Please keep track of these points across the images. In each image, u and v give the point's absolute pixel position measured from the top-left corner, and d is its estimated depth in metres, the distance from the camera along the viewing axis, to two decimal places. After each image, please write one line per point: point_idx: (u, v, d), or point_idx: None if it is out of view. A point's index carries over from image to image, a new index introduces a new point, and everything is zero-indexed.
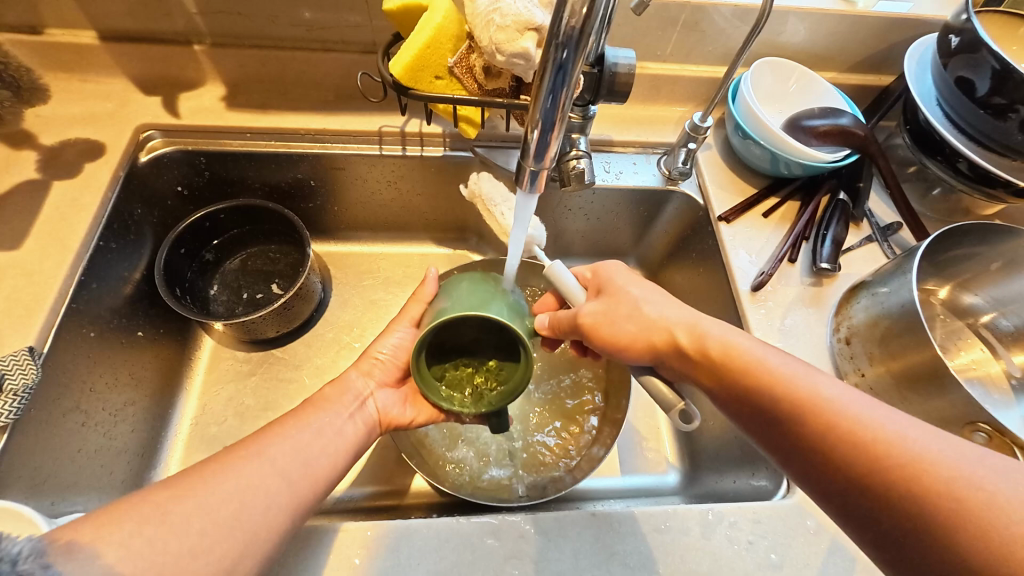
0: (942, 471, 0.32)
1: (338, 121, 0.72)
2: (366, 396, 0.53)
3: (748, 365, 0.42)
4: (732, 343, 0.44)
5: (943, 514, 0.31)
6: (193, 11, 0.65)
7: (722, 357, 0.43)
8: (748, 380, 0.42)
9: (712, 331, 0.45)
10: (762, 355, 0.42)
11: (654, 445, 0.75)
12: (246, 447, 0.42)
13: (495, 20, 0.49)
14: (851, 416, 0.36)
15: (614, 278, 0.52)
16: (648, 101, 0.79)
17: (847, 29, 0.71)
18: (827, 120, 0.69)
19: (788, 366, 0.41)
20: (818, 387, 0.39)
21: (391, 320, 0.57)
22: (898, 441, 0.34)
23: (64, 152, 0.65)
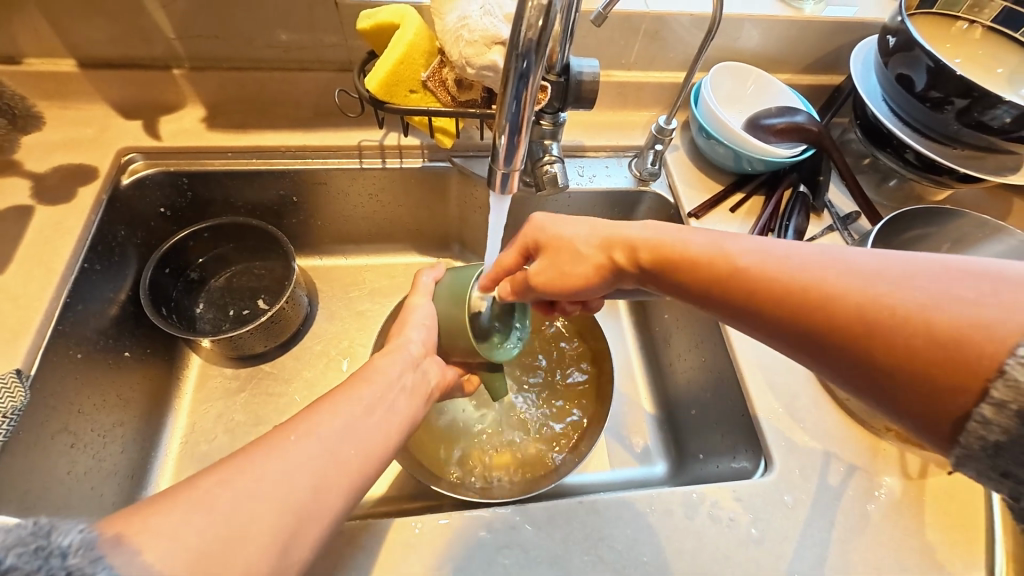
0: (881, 296, 0.32)
1: (318, 137, 0.73)
2: (421, 359, 0.53)
3: (689, 249, 0.42)
4: (663, 241, 0.44)
5: (905, 326, 0.31)
6: (171, 37, 0.66)
7: (659, 253, 0.44)
8: (684, 269, 0.42)
9: (641, 232, 0.46)
10: (684, 237, 0.43)
11: (640, 437, 0.77)
12: (293, 430, 0.39)
13: (464, 35, 0.52)
14: (795, 262, 0.36)
15: (545, 228, 0.52)
16: (616, 108, 0.83)
17: (796, 33, 0.76)
18: (784, 119, 0.73)
19: (708, 241, 0.42)
20: (752, 246, 0.39)
21: (408, 304, 0.58)
22: (846, 268, 0.34)
23: (45, 177, 0.66)
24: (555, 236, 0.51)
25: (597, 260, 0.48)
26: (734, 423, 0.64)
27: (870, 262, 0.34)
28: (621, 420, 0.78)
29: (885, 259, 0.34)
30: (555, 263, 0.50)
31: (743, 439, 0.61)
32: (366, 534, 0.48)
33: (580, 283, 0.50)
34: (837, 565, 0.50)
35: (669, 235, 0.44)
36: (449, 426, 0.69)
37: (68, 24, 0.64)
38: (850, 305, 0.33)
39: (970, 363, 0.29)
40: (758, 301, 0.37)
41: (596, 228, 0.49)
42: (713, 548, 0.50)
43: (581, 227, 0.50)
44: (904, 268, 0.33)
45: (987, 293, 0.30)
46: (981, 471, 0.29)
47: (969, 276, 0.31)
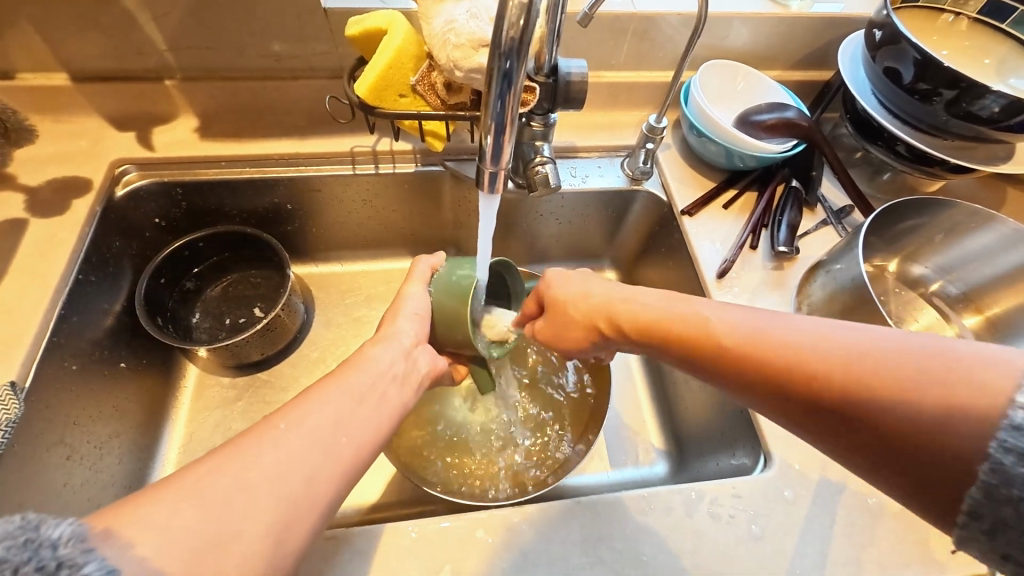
0: (863, 374, 0.32)
1: (311, 144, 0.74)
2: (413, 349, 0.53)
3: (678, 320, 0.43)
4: (648, 308, 0.46)
5: (889, 407, 0.30)
6: (163, 48, 0.67)
7: (648, 320, 0.45)
8: (672, 334, 0.43)
9: (625, 300, 0.48)
10: (669, 308, 0.45)
11: (640, 436, 0.76)
12: (282, 418, 0.39)
13: (451, 39, 0.52)
14: (782, 340, 0.37)
15: (550, 287, 0.53)
16: (608, 109, 0.83)
17: (784, 30, 0.77)
18: (774, 114, 0.74)
19: (691, 309, 0.43)
20: (733, 316, 0.40)
21: (403, 286, 0.58)
22: (830, 349, 0.34)
23: (39, 190, 0.66)
24: (558, 295, 0.52)
25: (585, 321, 0.50)
26: (731, 419, 0.63)
27: (850, 342, 0.34)
28: (621, 419, 0.78)
29: (866, 334, 0.34)
30: (558, 321, 0.52)
31: (741, 432, 0.61)
32: (363, 539, 0.47)
33: (576, 342, 0.52)
34: (838, 560, 0.50)
35: (655, 303, 0.46)
36: (447, 429, 0.69)
37: (60, 37, 0.64)
38: (833, 389, 0.33)
39: (961, 441, 0.28)
40: (749, 377, 0.37)
41: (589, 289, 0.51)
42: (714, 543, 0.50)
43: (573, 285, 0.52)
44: (889, 346, 0.32)
45: (964, 374, 0.29)
46: (984, 551, 0.28)
47: (945, 356, 0.30)
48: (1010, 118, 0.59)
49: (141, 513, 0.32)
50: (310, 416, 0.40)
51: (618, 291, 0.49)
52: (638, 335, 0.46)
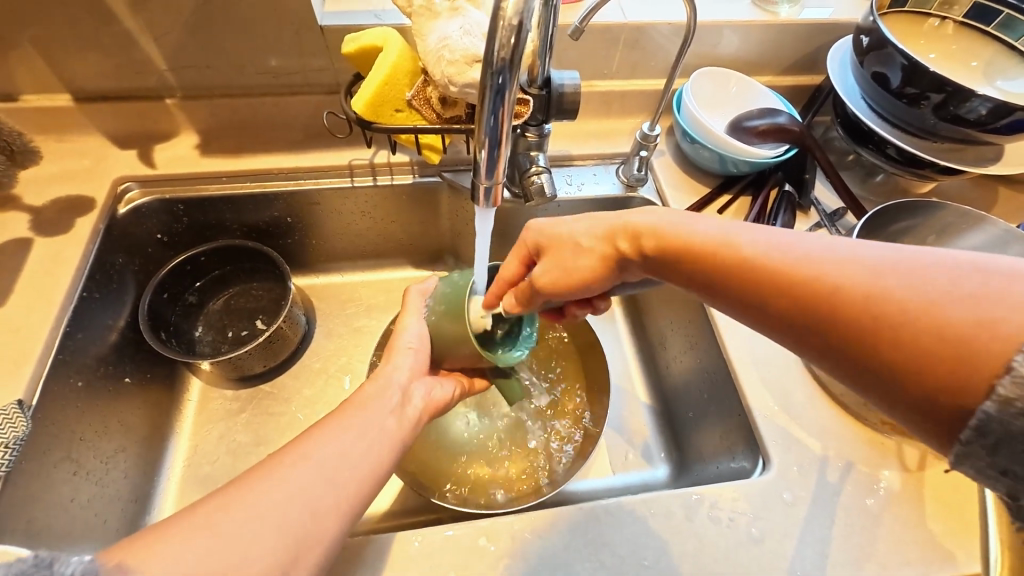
0: (890, 290, 0.30)
1: (309, 158, 0.75)
2: (409, 384, 0.53)
3: (692, 237, 0.41)
4: (668, 229, 0.43)
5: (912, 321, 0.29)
6: (163, 68, 0.68)
7: (667, 239, 0.42)
8: (691, 254, 0.41)
9: (643, 220, 0.45)
10: (685, 225, 0.42)
11: (641, 441, 0.77)
12: (290, 453, 0.40)
13: (445, 55, 0.53)
14: (798, 256, 0.35)
15: (546, 232, 0.51)
16: (602, 117, 0.84)
17: (774, 37, 0.78)
18: (766, 120, 0.75)
19: (709, 226, 0.41)
20: (760, 238, 0.38)
21: (400, 318, 0.58)
22: (857, 267, 0.32)
23: (43, 210, 0.67)
24: (558, 233, 0.50)
25: (597, 253, 0.47)
26: (730, 424, 0.64)
27: (877, 259, 0.32)
28: (621, 424, 0.78)
29: (898, 251, 0.32)
30: (566, 257, 0.49)
31: (740, 438, 0.62)
32: (366, 549, 0.48)
33: (589, 279, 0.49)
34: (838, 561, 0.50)
35: (676, 222, 0.43)
36: (449, 437, 0.69)
37: (63, 61, 0.66)
38: (859, 305, 0.31)
39: (981, 358, 0.27)
40: (759, 291, 0.36)
41: (603, 219, 0.47)
42: (716, 549, 0.50)
43: (588, 220, 0.49)
44: (913, 266, 0.31)
45: (996, 289, 0.28)
46: (979, 470, 0.28)
47: (981, 272, 0.29)
48: (997, 120, 0.60)
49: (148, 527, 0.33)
50: (316, 449, 0.41)
51: (633, 216, 0.46)
52: (661, 257, 0.43)
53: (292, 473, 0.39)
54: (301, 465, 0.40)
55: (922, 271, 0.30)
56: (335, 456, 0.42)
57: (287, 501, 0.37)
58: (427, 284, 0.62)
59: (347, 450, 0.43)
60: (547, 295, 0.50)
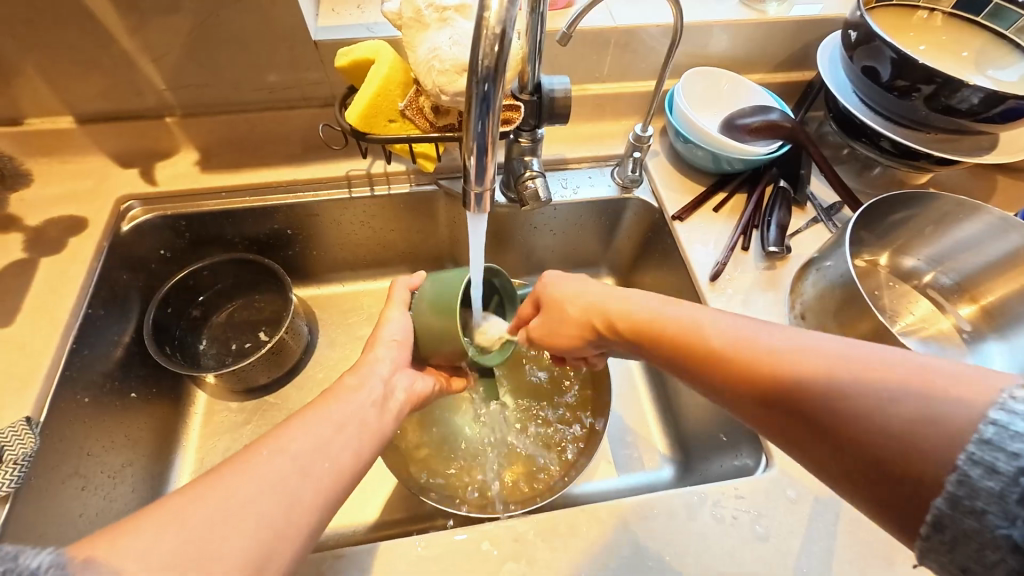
0: (845, 375, 0.32)
1: (306, 171, 0.76)
2: (393, 374, 0.54)
3: (668, 320, 0.44)
4: (643, 309, 0.47)
5: (868, 419, 0.30)
6: (162, 88, 0.70)
7: (645, 324, 0.46)
8: (665, 337, 0.44)
9: (624, 302, 0.48)
10: (664, 310, 0.46)
11: (645, 443, 0.76)
12: (264, 444, 0.41)
13: (436, 65, 0.54)
14: (764, 345, 0.37)
15: (547, 285, 0.54)
16: (596, 120, 0.85)
17: (763, 35, 0.78)
18: (758, 117, 0.75)
19: (681, 313, 0.44)
20: (728, 325, 0.41)
21: (384, 310, 0.58)
22: (808, 356, 0.35)
23: (49, 230, 0.68)
24: (554, 293, 0.53)
25: (582, 320, 0.51)
26: (733, 422, 0.64)
27: (828, 351, 0.34)
28: (624, 427, 0.78)
29: (847, 344, 0.34)
30: (553, 318, 0.53)
31: (743, 437, 0.61)
32: (370, 555, 0.48)
33: (570, 342, 0.53)
34: (845, 558, 0.50)
35: (648, 307, 0.47)
36: (451, 443, 0.70)
37: (66, 85, 0.67)
38: (812, 396, 0.33)
39: (933, 453, 0.28)
40: (733, 374, 0.38)
41: (588, 295, 0.51)
42: (718, 548, 0.50)
43: (574, 285, 0.53)
44: (863, 356, 0.33)
45: (939, 388, 0.29)
46: (942, 566, 0.28)
47: (930, 368, 0.30)
48: (989, 109, 0.60)
49: (153, 536, 0.33)
50: (289, 435, 0.42)
51: (616, 295, 0.49)
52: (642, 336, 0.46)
53: (264, 464, 0.39)
54: (273, 457, 0.40)
55: (869, 363, 0.32)
56: (308, 448, 0.42)
57: (261, 496, 0.38)
58: (413, 277, 0.62)
59: (336, 447, 0.43)
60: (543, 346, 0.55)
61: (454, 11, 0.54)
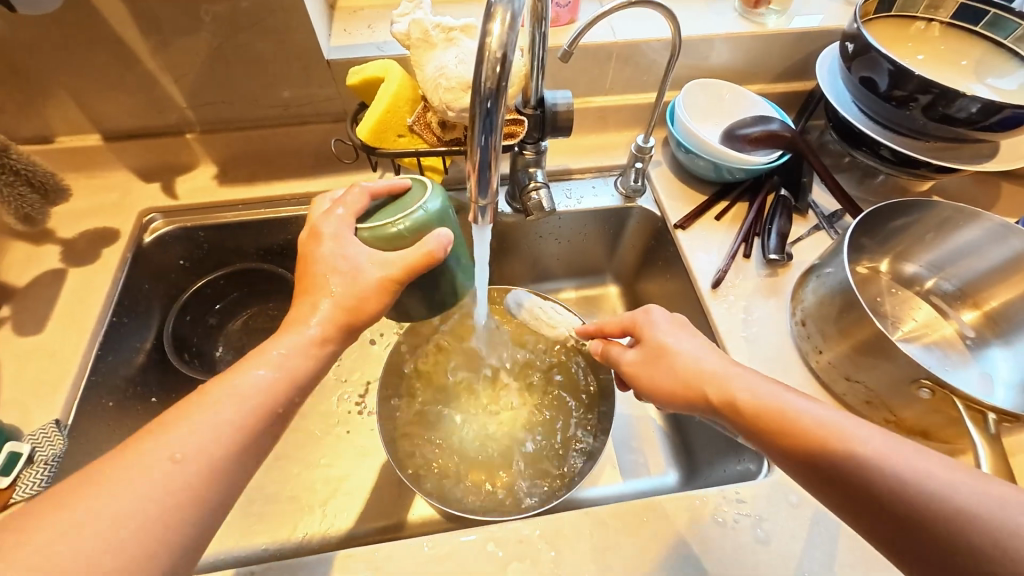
0: (981, 525, 0.33)
1: (320, 184, 0.79)
2: (325, 339, 0.48)
3: (780, 415, 0.44)
4: (760, 392, 0.46)
5: (960, 546, 0.33)
6: (184, 106, 0.73)
7: (756, 410, 0.45)
8: (776, 428, 0.44)
9: (737, 381, 0.47)
10: (784, 399, 0.45)
11: (650, 449, 0.77)
12: (176, 449, 0.38)
13: (442, 83, 0.56)
14: (893, 466, 0.37)
15: (650, 329, 0.54)
16: (599, 131, 0.87)
17: (763, 47, 0.80)
18: (759, 127, 0.76)
19: (800, 406, 0.44)
20: (849, 430, 0.41)
21: (360, 263, 0.48)
22: (942, 493, 0.35)
23: (77, 241, 0.72)
24: (659, 351, 0.53)
25: (681, 387, 0.50)
26: None
27: (963, 494, 0.35)
28: (630, 433, 0.79)
29: (979, 488, 0.35)
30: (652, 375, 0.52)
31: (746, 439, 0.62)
32: (379, 555, 0.50)
33: (667, 396, 0.51)
34: (847, 563, 0.50)
35: (760, 391, 0.46)
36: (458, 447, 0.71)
37: (94, 105, 0.71)
38: (944, 535, 0.34)
39: None
40: (850, 489, 0.39)
41: (698, 362, 0.50)
42: (719, 552, 0.51)
43: (678, 350, 0.52)
44: (996, 505, 0.34)
45: None
46: None
47: None
48: (987, 118, 0.61)
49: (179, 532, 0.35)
50: (193, 434, 0.39)
51: (726, 373, 0.49)
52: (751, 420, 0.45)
53: (174, 471, 0.37)
54: (187, 464, 0.38)
55: (1003, 516, 0.33)
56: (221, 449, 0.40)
57: (174, 502, 0.36)
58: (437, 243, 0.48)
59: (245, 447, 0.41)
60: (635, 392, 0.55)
61: (460, 31, 0.57)
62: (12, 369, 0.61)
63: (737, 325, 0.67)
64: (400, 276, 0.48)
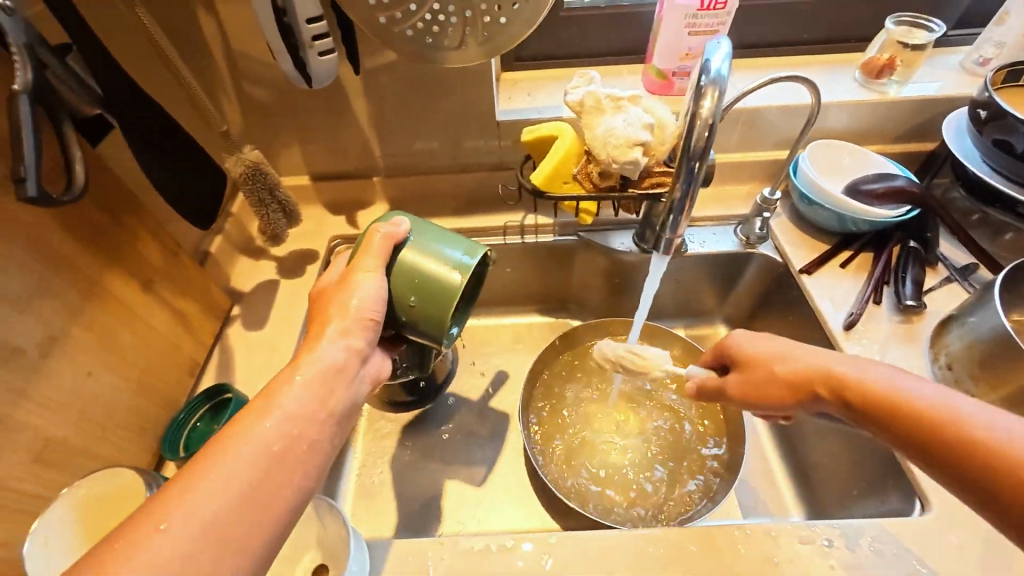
0: None
1: (473, 222, 0.93)
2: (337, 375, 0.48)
3: (895, 397, 0.43)
4: (870, 377, 0.46)
5: None
6: (377, 156, 0.90)
7: (876, 398, 0.45)
8: (900, 411, 0.43)
9: (850, 370, 0.47)
10: (893, 382, 0.45)
11: (771, 488, 0.80)
12: (161, 517, 0.36)
13: (612, 141, 0.68)
14: (1014, 437, 0.37)
15: (742, 344, 0.55)
16: (718, 184, 0.95)
17: (885, 112, 0.86)
18: (883, 183, 0.81)
19: (915, 388, 0.43)
20: (957, 410, 0.40)
21: (350, 277, 0.54)
22: None
23: (285, 259, 0.88)
24: (755, 357, 0.53)
25: (795, 386, 0.50)
26: (873, 470, 0.67)
27: None
28: (748, 471, 0.81)
29: None
30: (754, 377, 0.53)
31: (889, 486, 0.65)
32: (553, 543, 0.57)
33: (777, 401, 0.51)
34: None
35: (869, 375, 0.46)
36: (592, 462, 0.80)
37: (312, 153, 0.89)
38: None
39: None
40: (999, 472, 0.37)
41: (800, 356, 0.51)
42: None
43: (778, 350, 0.52)
44: None
45: None
46: None
47: None
48: None
49: None
50: (195, 492, 0.38)
51: (836, 364, 0.48)
52: (855, 405, 0.46)
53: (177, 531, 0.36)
54: (179, 527, 0.36)
55: None
56: (217, 510, 0.37)
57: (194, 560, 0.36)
58: (396, 227, 0.57)
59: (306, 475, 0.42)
60: (742, 403, 0.54)
61: (626, 101, 0.69)
62: (243, 357, 0.75)
63: None
64: (370, 263, 0.55)
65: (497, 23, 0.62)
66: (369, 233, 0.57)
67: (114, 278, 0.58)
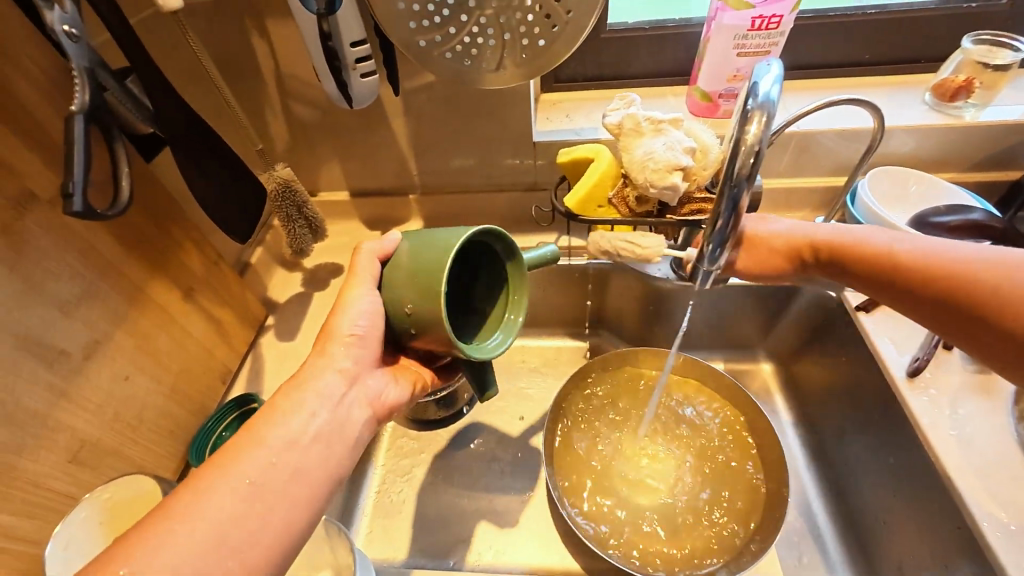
0: (994, 271, 0.45)
1: None
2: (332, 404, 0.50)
3: (863, 244, 0.55)
4: (843, 236, 0.57)
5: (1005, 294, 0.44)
6: (413, 174, 0.91)
7: (846, 243, 0.56)
8: (867, 254, 0.54)
9: (827, 233, 0.59)
10: (864, 235, 0.56)
11: (818, 549, 0.72)
12: (131, 559, 0.37)
13: (650, 165, 0.65)
14: (936, 252, 0.49)
15: (744, 230, 0.66)
16: (765, 210, 0.90)
17: (959, 138, 0.79)
18: (956, 215, 0.73)
19: (883, 239, 0.54)
20: (914, 245, 0.51)
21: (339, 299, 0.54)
22: (983, 262, 0.46)
23: (320, 271, 0.90)
24: (753, 235, 0.64)
25: (788, 247, 0.62)
26: (938, 536, 0.60)
27: (986, 261, 0.46)
28: (790, 527, 0.74)
29: (988, 253, 0.47)
30: (761, 252, 0.64)
31: (957, 553, 0.58)
32: None
33: (772, 262, 0.63)
34: None
35: (846, 232, 0.57)
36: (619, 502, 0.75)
37: (351, 170, 0.92)
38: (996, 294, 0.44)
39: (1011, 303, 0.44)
40: (938, 281, 0.48)
41: (797, 232, 0.62)
42: None
43: (777, 229, 0.63)
44: (983, 257, 0.46)
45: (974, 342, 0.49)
46: None
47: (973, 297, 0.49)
48: None
49: None
50: (171, 533, 0.38)
51: (811, 227, 0.61)
52: (837, 260, 0.57)
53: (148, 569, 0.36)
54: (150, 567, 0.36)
55: (1005, 276, 0.44)
56: (194, 555, 0.38)
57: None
58: (383, 242, 0.55)
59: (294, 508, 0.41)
60: (744, 276, 0.66)
61: (667, 123, 0.67)
62: (273, 366, 0.76)
63: (945, 421, 0.63)
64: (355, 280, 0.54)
65: (536, 45, 0.61)
66: (355, 254, 0.55)
67: (157, 286, 0.60)
